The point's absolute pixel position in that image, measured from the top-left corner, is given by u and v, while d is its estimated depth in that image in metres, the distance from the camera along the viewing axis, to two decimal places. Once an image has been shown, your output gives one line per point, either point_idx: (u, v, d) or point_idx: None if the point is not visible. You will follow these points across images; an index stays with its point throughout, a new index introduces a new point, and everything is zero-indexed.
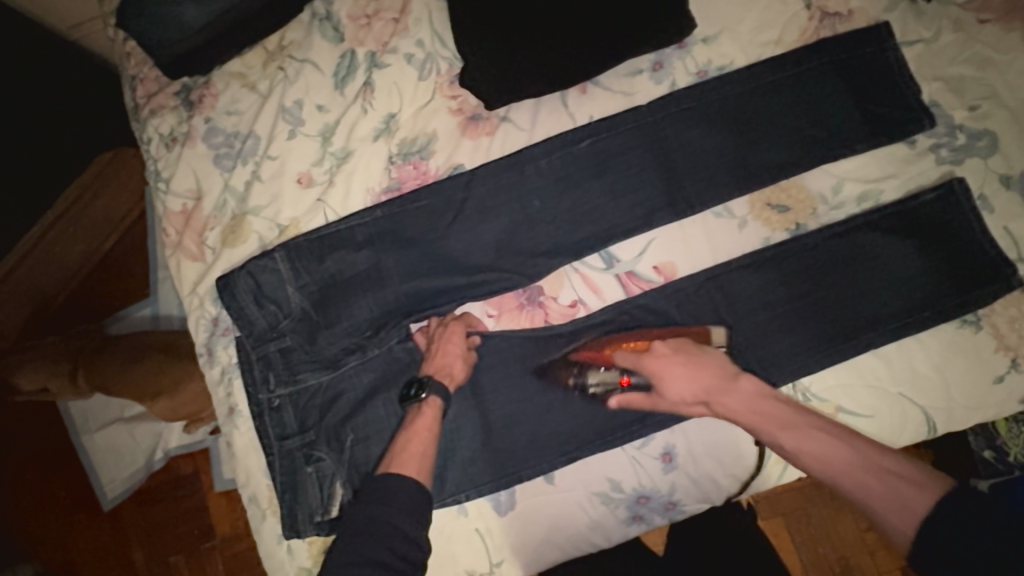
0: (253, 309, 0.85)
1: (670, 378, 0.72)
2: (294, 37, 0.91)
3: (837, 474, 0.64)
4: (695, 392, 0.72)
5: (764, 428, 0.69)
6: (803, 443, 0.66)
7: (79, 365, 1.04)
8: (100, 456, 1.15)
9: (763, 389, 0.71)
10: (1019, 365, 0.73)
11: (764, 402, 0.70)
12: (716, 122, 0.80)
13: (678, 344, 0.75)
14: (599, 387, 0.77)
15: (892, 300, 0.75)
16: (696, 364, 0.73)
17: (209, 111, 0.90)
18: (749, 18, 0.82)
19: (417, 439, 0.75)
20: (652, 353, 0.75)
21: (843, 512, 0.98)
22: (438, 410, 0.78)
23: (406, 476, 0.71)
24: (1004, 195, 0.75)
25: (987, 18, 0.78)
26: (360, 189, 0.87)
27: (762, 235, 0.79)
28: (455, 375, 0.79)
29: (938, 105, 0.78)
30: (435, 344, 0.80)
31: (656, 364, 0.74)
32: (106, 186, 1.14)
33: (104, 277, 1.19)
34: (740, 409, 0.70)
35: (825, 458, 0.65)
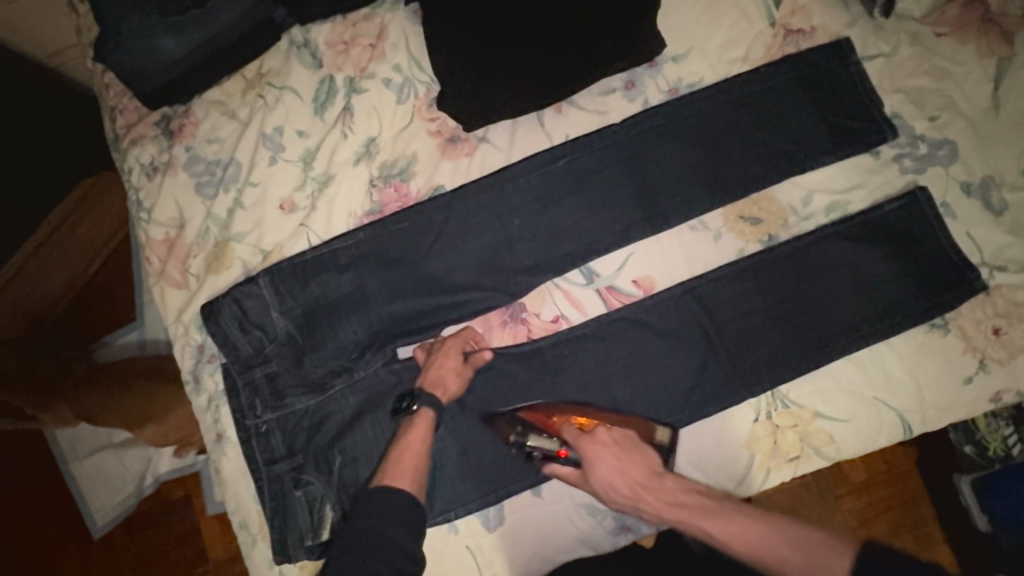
0: (238, 334, 0.85)
1: (601, 470, 0.72)
2: (273, 64, 0.92)
3: (757, 547, 0.63)
4: (625, 487, 0.72)
5: (692, 522, 0.69)
6: (726, 526, 0.67)
7: (61, 398, 1.02)
8: (89, 483, 1.14)
9: (685, 482, 0.72)
10: (986, 366, 0.75)
11: (686, 495, 0.71)
12: (687, 137, 0.83)
13: (614, 436, 0.75)
14: (537, 452, 0.76)
15: (863, 306, 0.77)
16: (628, 458, 0.73)
17: (190, 140, 0.91)
18: (716, 36, 0.85)
19: (411, 451, 0.77)
20: (590, 438, 0.74)
21: (833, 512, 1.09)
22: (430, 422, 0.79)
23: (399, 488, 0.72)
24: (965, 202, 0.77)
25: (942, 31, 0.81)
26: (342, 212, 0.88)
27: (736, 247, 0.81)
28: (448, 387, 0.80)
29: (899, 116, 0.80)
30: (430, 359, 0.82)
31: (592, 448, 0.73)
32: (87, 210, 1.14)
33: (87, 303, 1.19)
34: (669, 505, 0.70)
35: (748, 533, 0.64)
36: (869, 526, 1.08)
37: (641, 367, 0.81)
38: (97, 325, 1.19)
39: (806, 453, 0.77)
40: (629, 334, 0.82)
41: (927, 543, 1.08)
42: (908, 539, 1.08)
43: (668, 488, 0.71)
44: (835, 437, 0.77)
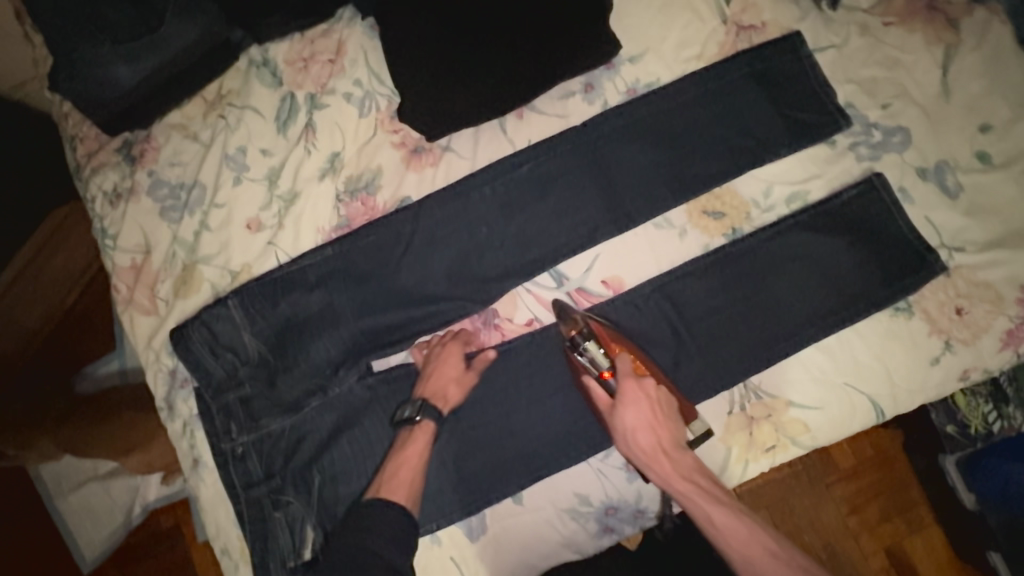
0: (210, 358, 0.85)
1: (633, 418, 0.72)
2: (232, 85, 0.92)
3: (751, 554, 0.67)
4: (645, 444, 0.72)
5: (695, 501, 0.71)
6: (726, 521, 0.69)
7: (45, 432, 1.01)
8: (75, 517, 1.12)
9: (700, 463, 0.73)
10: (951, 347, 0.76)
11: (696, 473, 0.72)
12: (647, 137, 0.83)
13: (659, 395, 0.74)
14: (586, 361, 0.75)
15: (828, 294, 0.78)
16: (662, 420, 0.73)
17: (152, 164, 0.91)
18: (671, 36, 0.85)
19: (406, 466, 0.77)
20: (637, 384, 0.73)
21: (825, 500, 1.10)
22: (431, 435, 0.79)
23: (394, 504, 0.73)
24: (922, 186, 0.78)
25: (891, 20, 0.83)
26: (310, 229, 0.88)
27: (701, 243, 0.81)
28: (449, 398, 0.80)
29: (853, 105, 0.81)
30: (431, 366, 0.81)
31: (630, 395, 0.73)
32: (62, 239, 1.12)
33: (69, 331, 1.17)
34: (680, 477, 0.71)
35: (748, 541, 0.68)
36: (861, 511, 1.09)
37: None
38: (74, 355, 1.17)
39: (782, 443, 0.78)
40: None
41: (918, 524, 1.09)
42: (899, 522, 1.09)
43: (684, 464, 0.72)
44: (809, 425, 0.77)
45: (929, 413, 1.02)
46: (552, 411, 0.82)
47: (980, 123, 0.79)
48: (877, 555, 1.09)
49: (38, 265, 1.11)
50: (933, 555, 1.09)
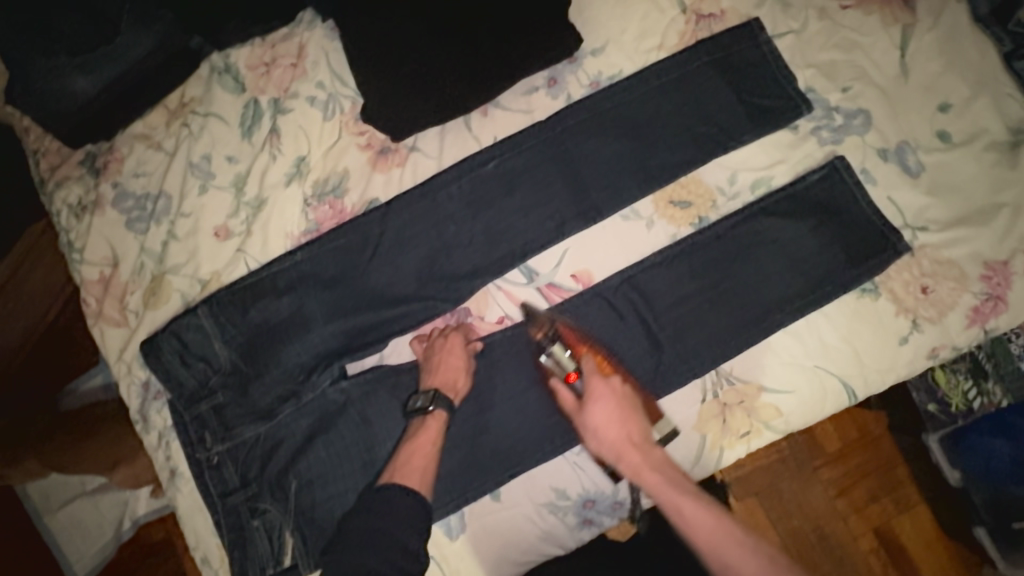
0: (182, 368, 0.84)
1: (601, 411, 0.74)
2: (194, 92, 0.91)
3: (724, 547, 0.65)
4: (614, 439, 0.73)
5: (665, 494, 0.70)
6: (698, 514, 0.68)
7: (30, 451, 0.99)
8: (65, 534, 1.11)
9: (669, 458, 0.74)
10: (918, 326, 0.77)
11: (666, 469, 0.72)
12: (612, 129, 0.84)
13: (625, 391, 0.77)
14: (553, 362, 0.78)
15: (795, 278, 0.79)
16: (630, 414, 0.75)
17: (117, 176, 0.90)
18: (632, 27, 0.86)
19: (420, 454, 0.77)
20: (603, 381, 0.76)
21: (813, 484, 1.11)
22: (442, 424, 0.79)
23: (410, 488, 0.73)
24: (884, 167, 0.79)
25: (847, 4, 0.83)
26: (278, 234, 0.87)
27: (668, 233, 0.82)
28: (459, 387, 0.80)
29: (813, 90, 0.81)
30: (437, 357, 0.80)
31: (597, 391, 0.75)
32: (42, 255, 1.12)
33: (50, 347, 1.15)
34: (650, 471, 0.72)
35: (720, 535, 0.66)
36: (849, 493, 1.11)
37: None
38: (60, 370, 1.15)
39: (756, 428, 0.78)
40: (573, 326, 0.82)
41: (906, 504, 1.11)
42: (886, 503, 1.11)
43: (653, 458, 0.73)
44: (781, 409, 0.78)
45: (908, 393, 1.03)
46: (526, 406, 0.82)
47: (939, 103, 0.80)
48: (866, 536, 1.10)
49: (17, 283, 1.10)
50: (921, 534, 1.10)
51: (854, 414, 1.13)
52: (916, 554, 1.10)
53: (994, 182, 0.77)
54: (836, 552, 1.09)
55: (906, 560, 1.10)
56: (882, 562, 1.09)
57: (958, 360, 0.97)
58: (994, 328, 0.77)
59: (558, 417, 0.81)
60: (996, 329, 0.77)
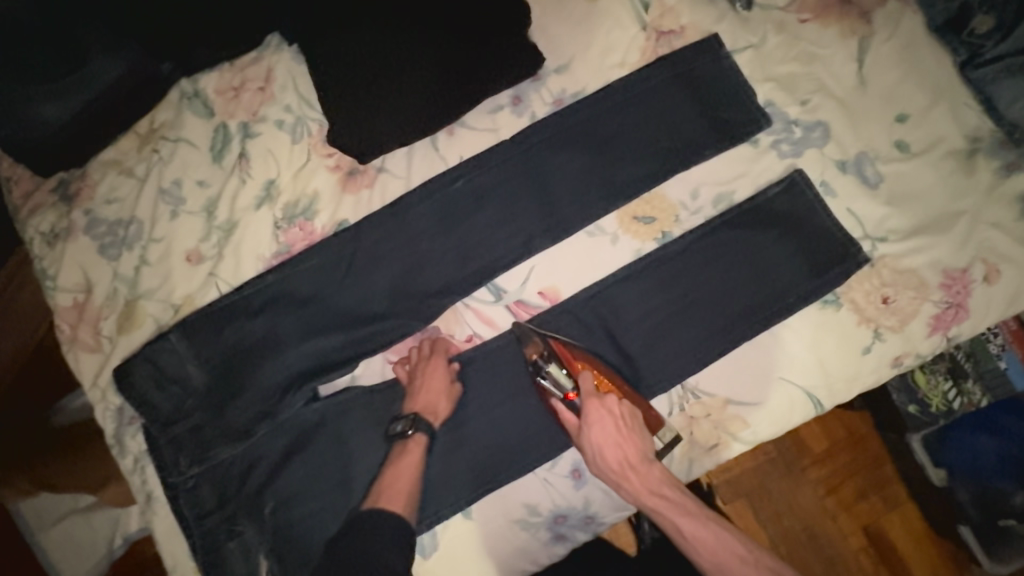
0: (155, 393, 0.85)
1: (599, 435, 0.73)
2: (164, 118, 0.92)
3: (724, 562, 0.69)
4: (614, 460, 0.73)
5: (667, 513, 0.72)
6: (698, 531, 0.71)
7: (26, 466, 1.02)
8: (59, 552, 1.05)
9: (670, 476, 0.74)
10: (880, 335, 0.78)
11: (668, 488, 0.73)
12: (576, 146, 0.84)
13: (623, 410, 0.75)
14: (551, 381, 0.77)
15: (759, 290, 0.79)
16: (629, 436, 0.73)
17: (88, 203, 0.90)
18: (593, 44, 0.86)
19: (403, 479, 0.77)
20: (600, 404, 0.74)
21: (801, 484, 1.12)
22: (424, 447, 0.80)
23: (393, 513, 0.73)
24: (843, 179, 0.80)
25: (806, 17, 0.84)
26: (250, 257, 0.88)
27: (633, 248, 0.83)
28: (439, 412, 0.80)
29: (773, 103, 0.82)
30: (419, 381, 0.80)
31: (593, 415, 0.74)
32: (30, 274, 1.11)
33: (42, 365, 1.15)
34: (651, 493, 0.73)
35: (721, 549, 0.70)
36: (838, 492, 1.12)
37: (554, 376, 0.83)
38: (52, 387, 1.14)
39: (724, 440, 0.79)
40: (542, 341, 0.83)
41: (893, 503, 1.12)
42: (874, 501, 1.12)
43: (655, 477, 0.73)
44: (748, 420, 0.79)
45: (890, 395, 1.03)
46: (496, 423, 0.83)
47: (897, 113, 0.80)
48: (856, 535, 1.11)
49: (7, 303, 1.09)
50: (908, 530, 1.12)
51: (839, 415, 1.13)
52: (905, 551, 1.11)
53: (952, 191, 0.78)
54: (825, 552, 1.10)
55: (895, 558, 1.10)
56: (872, 561, 1.10)
57: (938, 361, 1.02)
58: (957, 334, 0.78)
59: (529, 433, 0.82)
60: (958, 335, 0.78)
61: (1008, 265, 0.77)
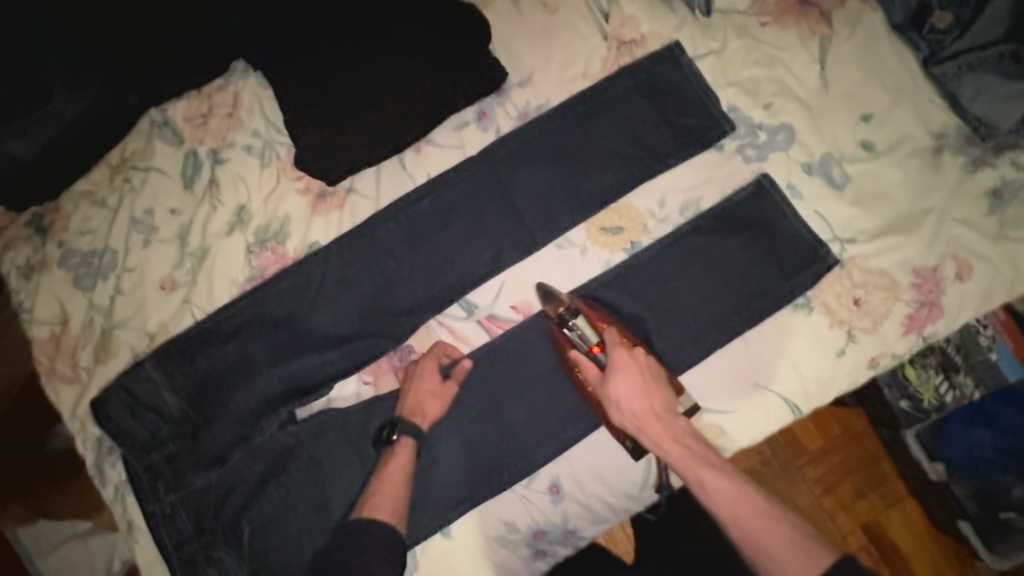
0: (131, 422, 0.85)
1: (623, 385, 0.72)
2: (135, 147, 0.93)
3: (745, 515, 0.66)
4: (638, 410, 0.71)
5: (688, 463, 0.69)
6: (720, 485, 0.68)
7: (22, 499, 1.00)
8: None
9: (692, 429, 0.72)
10: (854, 337, 0.77)
11: (691, 439, 0.71)
12: (541, 159, 0.84)
13: (648, 363, 0.74)
14: (576, 335, 0.75)
15: (729, 296, 0.79)
16: (652, 386, 0.72)
17: (62, 234, 0.91)
18: (555, 57, 0.86)
19: (391, 482, 0.77)
20: (626, 353, 0.73)
21: (798, 484, 1.11)
22: (412, 450, 0.79)
23: (378, 520, 0.73)
24: (809, 181, 0.79)
25: (766, 20, 0.84)
26: (223, 282, 0.88)
27: (602, 259, 0.82)
28: (427, 412, 0.80)
29: (736, 108, 0.82)
30: (408, 384, 0.80)
31: (618, 363, 0.72)
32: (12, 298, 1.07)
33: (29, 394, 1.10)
34: (673, 442, 0.70)
35: (742, 502, 0.67)
36: (834, 492, 1.10)
37: (529, 389, 0.83)
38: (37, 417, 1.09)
39: None
40: (516, 355, 0.83)
41: (892, 500, 1.10)
42: (873, 499, 1.10)
43: (678, 427, 0.71)
44: (725, 428, 0.78)
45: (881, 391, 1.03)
46: (473, 440, 0.83)
47: (862, 113, 0.80)
48: (856, 535, 1.09)
49: None
50: (910, 527, 1.10)
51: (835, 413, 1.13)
52: (906, 549, 1.09)
53: (919, 189, 0.78)
54: None
55: (897, 556, 1.09)
56: (874, 560, 1.08)
57: (928, 354, 1.01)
58: (932, 333, 0.77)
59: (505, 449, 0.82)
60: (934, 333, 0.77)
61: (979, 262, 0.76)
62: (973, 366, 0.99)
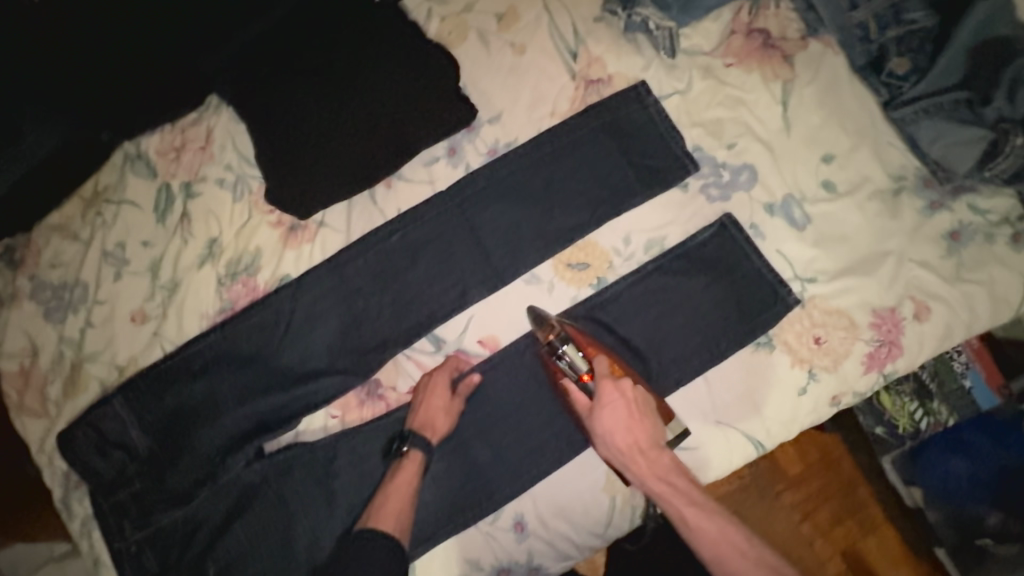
0: (98, 457, 0.85)
1: (609, 420, 0.73)
2: (108, 180, 0.93)
3: (721, 552, 0.69)
4: (624, 442, 0.72)
5: (670, 500, 0.71)
6: (699, 520, 0.70)
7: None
8: None
9: (678, 463, 0.73)
10: (815, 375, 0.78)
11: (675, 476, 0.72)
12: (509, 197, 0.85)
13: (636, 394, 0.74)
14: (565, 364, 0.76)
15: (693, 334, 0.80)
16: (640, 420, 0.73)
17: (34, 268, 0.92)
18: (525, 95, 0.87)
19: (397, 496, 0.79)
20: (614, 386, 0.73)
21: (776, 510, 1.09)
22: (420, 464, 0.80)
23: (383, 534, 0.75)
24: (771, 222, 0.81)
25: (731, 62, 0.85)
26: (193, 316, 0.88)
27: (570, 295, 0.83)
28: (437, 428, 0.80)
29: (700, 148, 0.83)
30: (420, 398, 0.81)
31: (606, 396, 0.73)
32: None
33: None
34: (657, 478, 0.71)
35: (720, 539, 0.69)
36: (812, 517, 1.08)
37: (497, 425, 0.83)
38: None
39: None
40: (484, 390, 0.84)
41: (871, 524, 1.08)
42: (851, 524, 1.08)
43: (662, 463, 0.72)
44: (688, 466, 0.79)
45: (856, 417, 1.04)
46: (440, 476, 0.83)
47: (823, 154, 0.82)
48: (835, 559, 1.07)
49: None
50: (887, 553, 1.07)
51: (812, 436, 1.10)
52: None
53: (879, 230, 0.79)
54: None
55: None
56: None
57: (903, 381, 1.01)
58: (892, 372, 0.78)
59: (471, 486, 0.82)
60: (894, 372, 0.78)
61: (937, 303, 0.77)
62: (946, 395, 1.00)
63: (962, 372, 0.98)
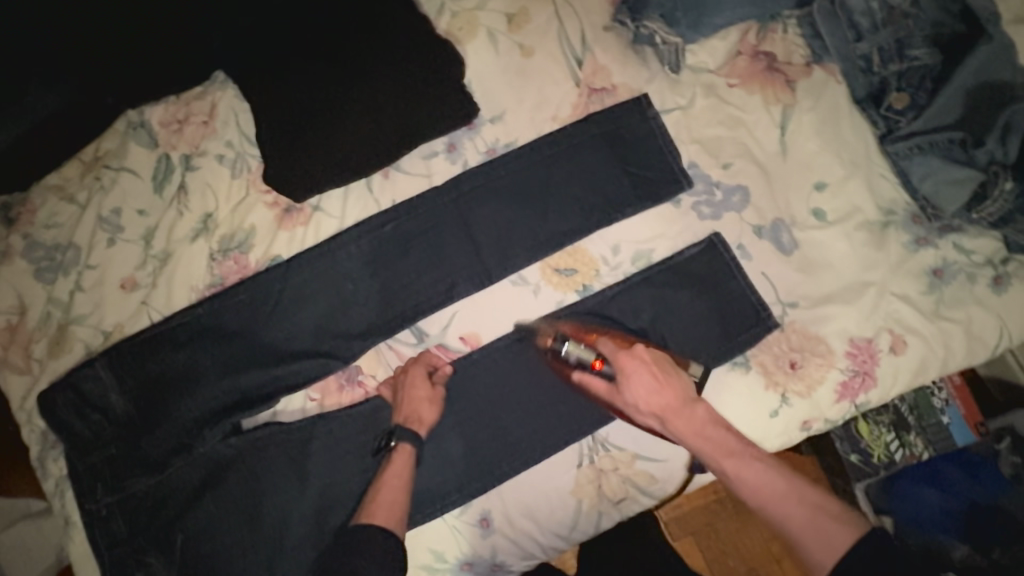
0: (77, 418, 0.86)
1: (636, 388, 0.70)
2: (110, 147, 0.94)
3: (773, 502, 0.64)
4: (653, 405, 0.70)
5: (711, 456, 0.68)
6: (745, 472, 0.66)
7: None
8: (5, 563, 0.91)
9: (715, 417, 0.70)
10: (788, 399, 0.79)
11: (714, 430, 0.69)
12: (503, 196, 0.86)
13: (655, 356, 0.72)
14: (575, 360, 0.75)
15: (672, 348, 0.81)
16: (665, 380, 0.71)
17: (28, 227, 0.92)
18: (528, 98, 0.88)
19: (390, 489, 0.78)
20: (629, 354, 0.72)
21: (749, 525, 1.06)
22: (410, 456, 0.80)
23: (375, 526, 0.73)
24: (759, 243, 0.82)
25: (734, 82, 0.86)
26: (182, 288, 0.89)
27: (555, 299, 0.84)
28: (424, 419, 0.80)
29: (696, 165, 0.84)
30: (402, 392, 0.81)
31: (626, 364, 0.71)
32: None
33: None
34: (694, 435, 0.69)
35: (770, 487, 0.65)
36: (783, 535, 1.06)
37: (472, 421, 0.84)
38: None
39: (630, 493, 0.82)
40: (462, 386, 0.85)
41: None
42: None
43: (698, 418, 0.70)
44: (654, 475, 0.82)
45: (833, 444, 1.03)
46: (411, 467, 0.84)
47: (816, 181, 0.83)
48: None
49: None
50: None
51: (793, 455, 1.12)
52: None
53: (864, 261, 0.80)
54: None
55: None
56: None
57: (881, 412, 1.01)
58: (864, 402, 0.79)
59: (442, 479, 0.83)
60: (866, 403, 0.79)
61: (914, 337, 0.78)
62: (924, 427, 0.99)
63: (942, 407, 0.97)
